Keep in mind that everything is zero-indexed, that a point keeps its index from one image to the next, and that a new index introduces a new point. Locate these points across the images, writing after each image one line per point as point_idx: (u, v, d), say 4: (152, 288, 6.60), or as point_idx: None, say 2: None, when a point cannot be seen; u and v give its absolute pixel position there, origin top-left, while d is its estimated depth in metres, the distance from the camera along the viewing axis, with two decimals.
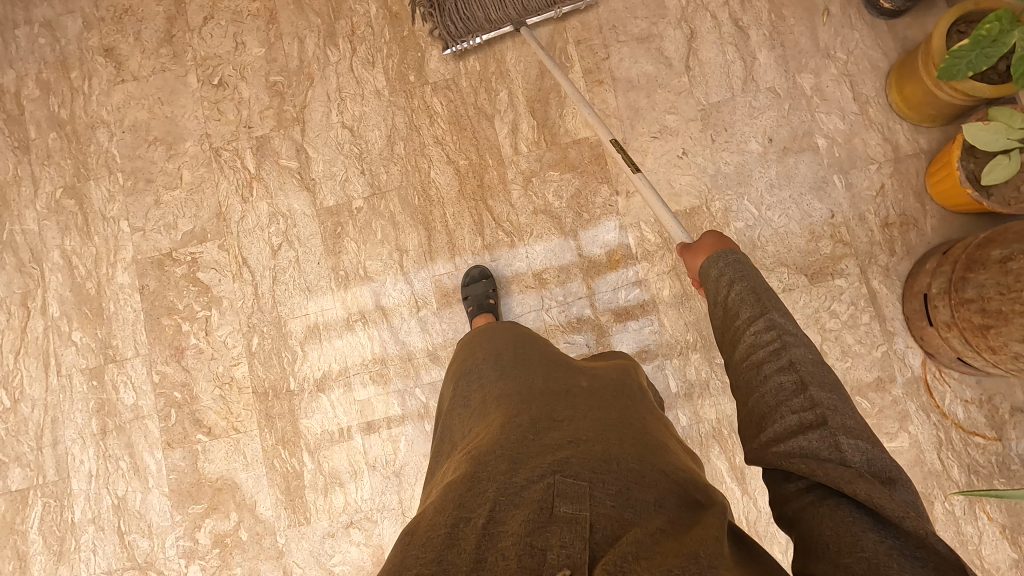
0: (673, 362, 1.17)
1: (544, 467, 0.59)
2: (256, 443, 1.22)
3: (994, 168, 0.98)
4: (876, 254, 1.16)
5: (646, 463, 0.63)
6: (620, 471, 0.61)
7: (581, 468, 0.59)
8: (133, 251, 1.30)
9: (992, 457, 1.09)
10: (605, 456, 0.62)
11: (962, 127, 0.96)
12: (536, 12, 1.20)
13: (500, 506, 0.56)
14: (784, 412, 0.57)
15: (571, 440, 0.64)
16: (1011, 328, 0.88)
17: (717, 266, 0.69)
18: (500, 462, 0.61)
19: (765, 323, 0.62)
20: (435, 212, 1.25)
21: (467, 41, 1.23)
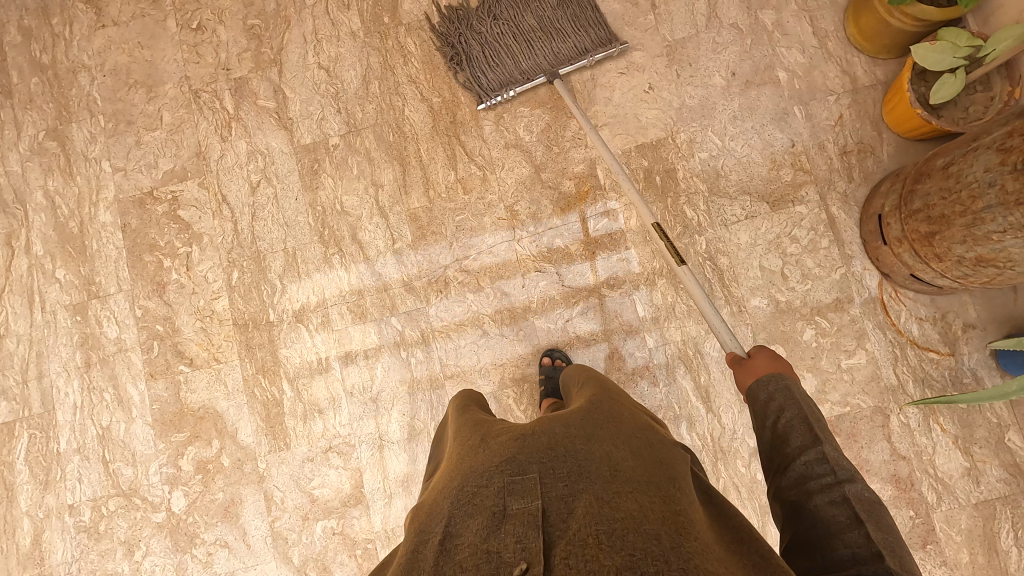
0: (641, 288, 1.21)
1: (492, 469, 0.60)
2: (237, 372, 1.26)
3: (943, 87, 1.01)
4: (835, 181, 1.19)
5: (595, 440, 0.63)
6: (569, 453, 0.61)
7: (529, 461, 0.60)
8: (115, 191, 1.33)
9: (945, 371, 1.13)
10: (551, 442, 0.63)
11: (911, 49, 1.00)
12: (567, 61, 1.22)
13: (456, 518, 0.56)
14: (836, 544, 0.55)
15: (519, 438, 0.65)
16: (952, 232, 0.92)
17: (765, 389, 0.70)
18: (456, 481, 0.62)
19: (817, 454, 0.62)
20: (410, 148, 1.28)
21: (500, 94, 1.23)
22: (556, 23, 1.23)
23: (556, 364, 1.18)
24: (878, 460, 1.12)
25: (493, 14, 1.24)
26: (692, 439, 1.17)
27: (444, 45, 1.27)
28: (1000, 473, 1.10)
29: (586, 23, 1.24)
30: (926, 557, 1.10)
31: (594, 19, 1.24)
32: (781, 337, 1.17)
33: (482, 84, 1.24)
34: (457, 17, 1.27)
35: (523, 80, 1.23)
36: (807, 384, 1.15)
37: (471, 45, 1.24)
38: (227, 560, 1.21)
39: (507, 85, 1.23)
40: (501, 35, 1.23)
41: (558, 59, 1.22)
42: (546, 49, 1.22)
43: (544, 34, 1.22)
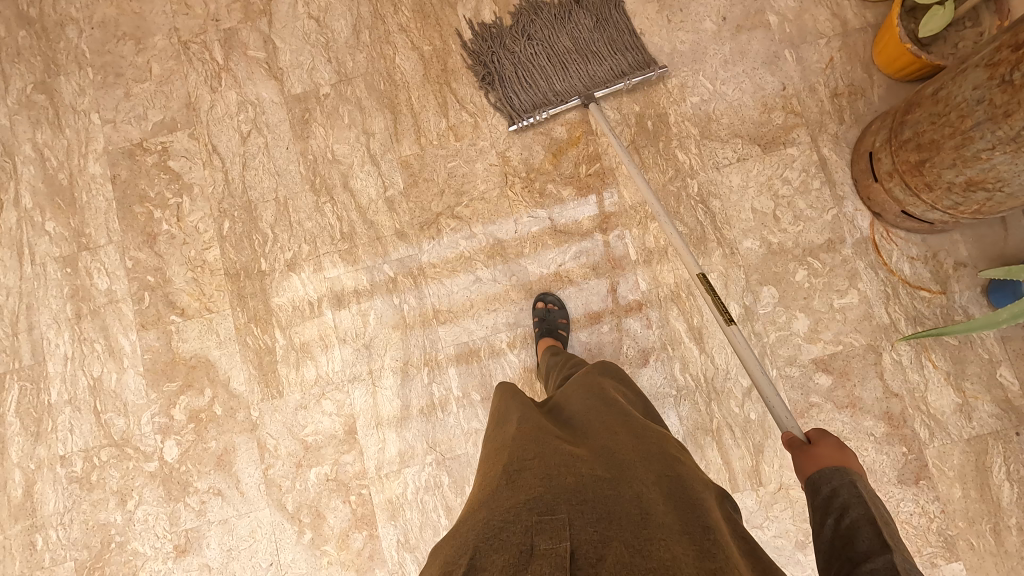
0: (633, 232, 1.21)
1: (518, 504, 0.59)
2: (229, 321, 1.25)
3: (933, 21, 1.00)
4: (826, 122, 1.19)
5: (624, 483, 0.63)
6: (597, 496, 0.60)
7: (558, 501, 0.59)
8: (104, 142, 1.32)
9: (937, 309, 1.13)
10: (578, 483, 0.61)
11: None
12: (604, 86, 1.19)
13: (481, 553, 0.55)
14: None
15: (543, 474, 0.63)
16: (941, 157, 0.92)
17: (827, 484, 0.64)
18: (478, 513, 0.61)
19: (884, 561, 0.54)
20: (401, 96, 1.28)
21: (533, 115, 1.20)
22: (592, 45, 1.21)
23: (550, 308, 1.18)
24: (870, 398, 1.12)
25: (527, 34, 1.23)
26: (685, 380, 1.17)
27: (476, 63, 1.25)
28: (991, 408, 1.10)
29: (624, 47, 1.22)
30: (919, 493, 1.10)
31: (633, 46, 1.22)
32: (774, 278, 1.17)
33: (515, 104, 1.22)
34: (491, 35, 1.25)
35: (558, 103, 1.20)
36: (799, 324, 1.15)
37: (504, 63, 1.23)
38: (221, 508, 1.20)
39: (541, 107, 1.20)
40: (535, 55, 1.21)
41: (595, 83, 1.19)
42: (581, 70, 1.20)
43: (579, 56, 1.20)
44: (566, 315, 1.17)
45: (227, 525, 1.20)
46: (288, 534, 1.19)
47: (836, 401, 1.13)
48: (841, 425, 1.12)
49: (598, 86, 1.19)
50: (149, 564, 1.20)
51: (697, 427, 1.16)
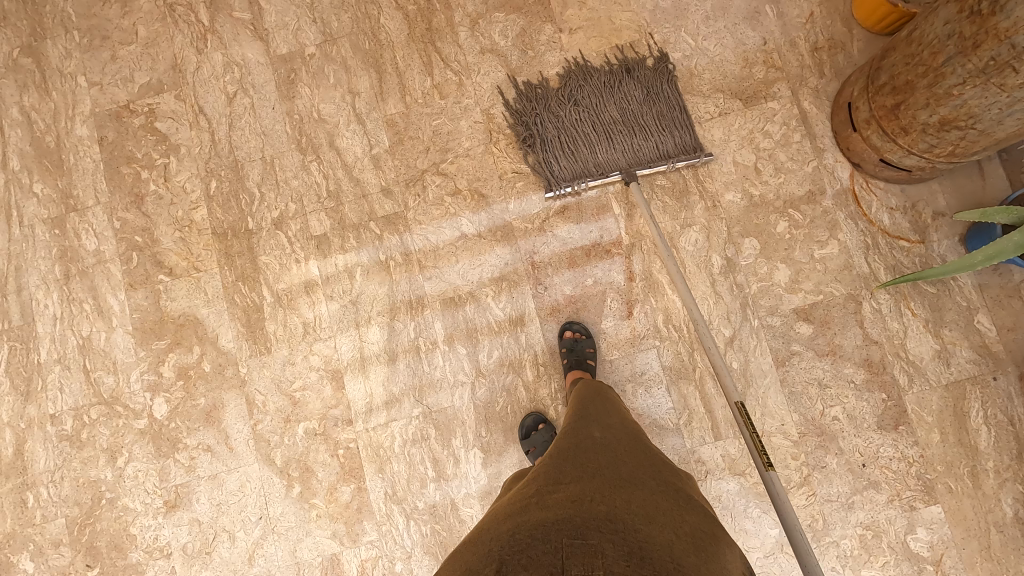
0: (616, 187, 1.22)
1: (548, 523, 0.63)
2: (217, 280, 1.25)
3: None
4: (806, 76, 1.21)
5: (655, 524, 0.66)
6: (628, 530, 0.63)
7: (590, 527, 0.62)
8: (91, 105, 1.33)
9: (916, 259, 1.15)
10: (610, 514, 0.65)
11: None
12: (646, 161, 1.18)
13: (510, 563, 0.59)
14: None
15: (577, 500, 0.67)
16: (916, 97, 0.93)
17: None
18: (510, 527, 0.65)
19: None
20: (386, 55, 1.29)
21: (572, 185, 1.19)
22: (639, 117, 1.20)
23: (577, 337, 1.16)
24: (851, 346, 1.13)
25: (574, 99, 1.22)
26: (669, 332, 1.18)
27: (518, 122, 1.24)
28: (970, 354, 1.11)
29: (672, 121, 1.21)
30: (899, 438, 1.11)
31: (681, 120, 1.21)
32: (756, 230, 1.18)
33: (554, 170, 1.21)
34: (535, 95, 1.24)
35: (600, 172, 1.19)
36: (780, 275, 1.16)
37: (547, 126, 1.22)
38: (210, 464, 1.21)
39: (581, 174, 1.19)
40: (580, 122, 1.21)
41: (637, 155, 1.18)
42: (627, 142, 1.19)
43: (624, 126, 1.20)
44: (594, 345, 1.16)
45: (217, 480, 1.20)
46: (277, 488, 1.19)
47: (817, 349, 1.14)
48: (822, 372, 1.13)
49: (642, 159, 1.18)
50: (140, 520, 1.21)
51: (680, 377, 1.17)
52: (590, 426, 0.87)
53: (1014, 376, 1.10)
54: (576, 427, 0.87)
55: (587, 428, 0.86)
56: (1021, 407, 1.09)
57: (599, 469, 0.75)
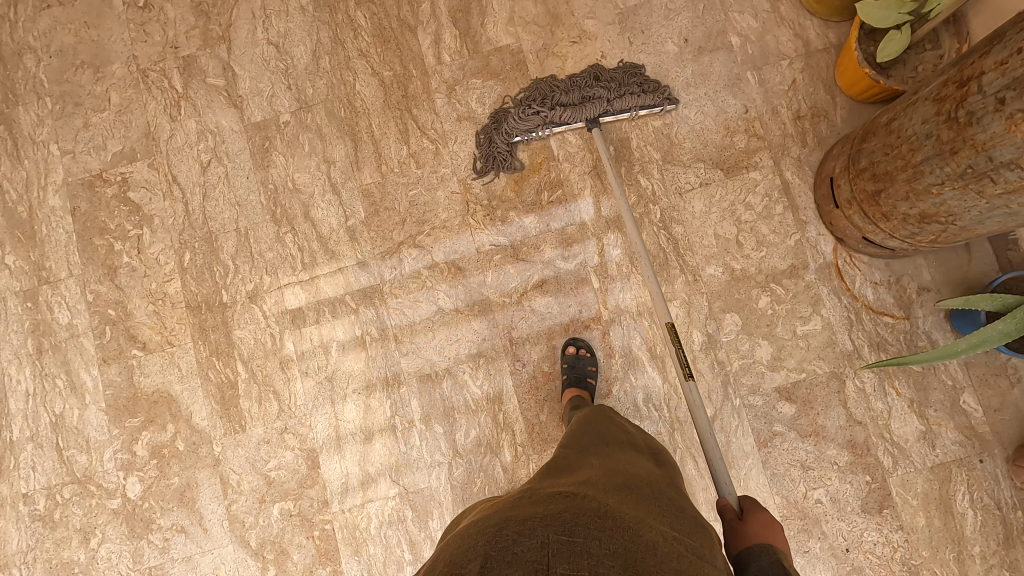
0: (595, 260, 1.20)
1: (536, 518, 0.61)
2: (191, 356, 1.24)
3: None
4: (789, 145, 1.18)
5: (645, 523, 0.63)
6: (616, 527, 0.61)
7: (577, 524, 0.60)
8: (63, 174, 1.31)
9: (900, 335, 1.12)
10: (601, 509, 0.63)
11: (884, 47, 1.00)
12: (610, 111, 1.17)
13: (495, 559, 0.57)
14: None
15: (569, 495, 0.65)
16: (895, 188, 0.91)
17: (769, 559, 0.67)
18: (498, 520, 0.64)
19: None
20: (361, 123, 1.26)
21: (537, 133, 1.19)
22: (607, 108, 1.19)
23: (579, 353, 1.15)
24: (834, 426, 1.11)
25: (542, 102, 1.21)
26: (649, 410, 1.16)
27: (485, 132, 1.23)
28: (955, 436, 1.09)
29: (637, 80, 1.20)
30: (883, 522, 1.08)
31: (646, 81, 1.19)
32: (737, 305, 1.15)
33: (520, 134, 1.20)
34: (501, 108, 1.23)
35: (561, 123, 1.18)
36: (762, 352, 1.14)
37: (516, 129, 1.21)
38: (185, 545, 1.19)
39: (541, 123, 1.19)
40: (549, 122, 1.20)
41: (599, 104, 1.17)
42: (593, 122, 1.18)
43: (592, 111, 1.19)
44: (595, 362, 1.14)
45: (191, 562, 1.19)
46: (251, 571, 1.17)
47: (800, 429, 1.12)
48: (804, 454, 1.11)
49: (603, 108, 1.17)
50: None
51: None
52: (588, 446, 0.83)
53: (1000, 459, 1.08)
54: (574, 445, 0.84)
55: (585, 447, 0.83)
56: (1008, 491, 1.07)
57: (595, 476, 0.72)
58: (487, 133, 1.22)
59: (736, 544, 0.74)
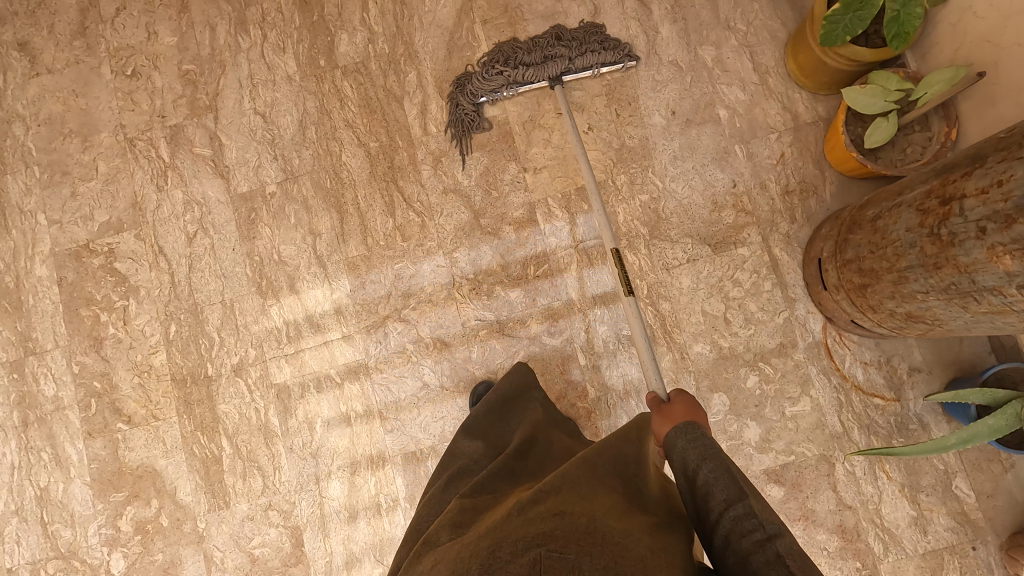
0: (582, 336, 1.19)
1: (527, 538, 0.57)
2: (176, 430, 1.23)
3: (930, 85, 0.94)
4: (778, 221, 1.17)
5: (634, 535, 0.60)
6: (606, 543, 0.58)
7: (568, 541, 0.57)
8: (50, 244, 1.31)
9: (891, 418, 1.10)
10: (589, 526, 0.59)
11: (871, 135, 0.99)
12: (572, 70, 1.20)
13: None
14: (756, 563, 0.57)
15: (557, 511, 0.61)
16: (881, 286, 0.89)
17: (683, 437, 0.72)
18: (486, 540, 0.60)
19: (744, 508, 0.61)
20: (347, 195, 1.26)
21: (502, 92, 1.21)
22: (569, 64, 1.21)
23: None
24: (824, 511, 1.09)
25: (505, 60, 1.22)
26: None
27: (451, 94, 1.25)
28: (947, 522, 1.07)
29: (597, 38, 1.22)
30: None
31: (606, 38, 1.21)
32: (725, 385, 1.14)
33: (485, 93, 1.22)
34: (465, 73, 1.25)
35: (525, 83, 1.21)
36: (750, 433, 1.12)
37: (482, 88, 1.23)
38: None
39: (506, 83, 1.21)
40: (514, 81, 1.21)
41: (562, 62, 1.19)
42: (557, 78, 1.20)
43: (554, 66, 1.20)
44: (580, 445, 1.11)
45: None
46: None
47: (789, 513, 1.10)
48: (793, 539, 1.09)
49: (566, 66, 1.19)
50: None
51: None
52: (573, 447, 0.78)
53: (994, 547, 1.06)
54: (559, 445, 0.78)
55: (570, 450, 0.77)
56: None
57: (579, 483, 0.68)
58: (452, 98, 1.24)
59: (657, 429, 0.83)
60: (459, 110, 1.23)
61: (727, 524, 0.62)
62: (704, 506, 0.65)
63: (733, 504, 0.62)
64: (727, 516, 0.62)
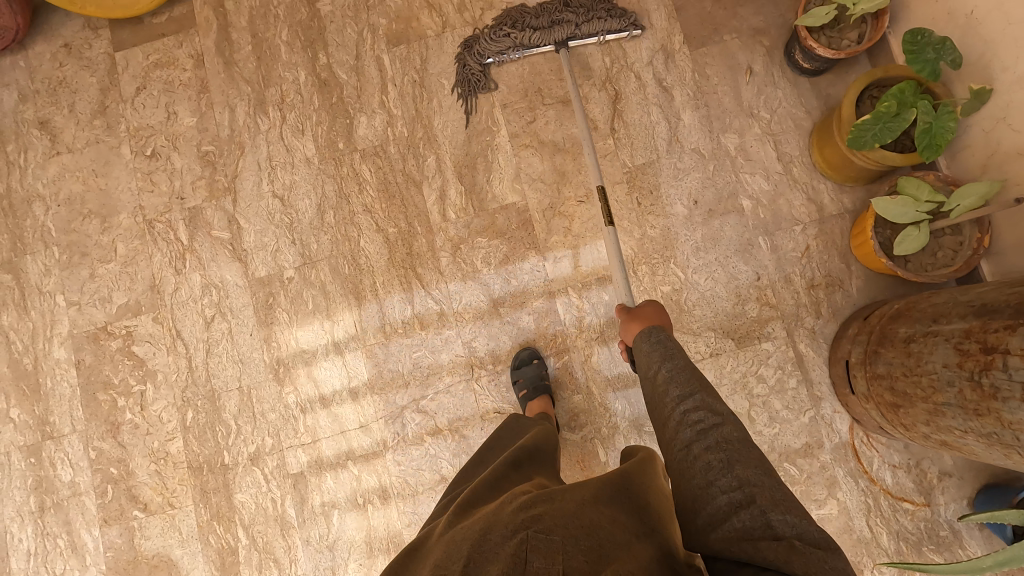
0: (602, 430, 1.17)
1: (517, 521, 0.60)
2: (192, 519, 1.22)
3: (963, 197, 0.91)
4: (802, 316, 1.15)
5: (619, 524, 0.62)
6: (591, 527, 0.60)
7: (555, 524, 0.59)
8: (69, 326, 1.31)
9: (921, 523, 1.07)
10: (576, 512, 0.62)
11: (900, 246, 0.96)
12: (577, 36, 1.22)
13: (476, 562, 0.56)
14: (715, 493, 0.61)
15: (545, 499, 0.64)
16: (915, 410, 0.87)
17: (648, 340, 0.82)
18: (480, 524, 0.62)
19: (691, 403, 0.70)
20: (366, 281, 1.25)
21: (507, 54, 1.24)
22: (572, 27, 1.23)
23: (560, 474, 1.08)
24: None
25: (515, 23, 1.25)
26: None
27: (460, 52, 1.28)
28: None
29: (604, 6, 1.23)
30: None
31: (613, 6, 1.23)
32: None
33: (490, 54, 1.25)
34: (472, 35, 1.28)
35: (531, 47, 1.24)
36: None
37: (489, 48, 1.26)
38: None
39: (512, 46, 1.24)
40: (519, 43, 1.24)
41: (567, 28, 1.21)
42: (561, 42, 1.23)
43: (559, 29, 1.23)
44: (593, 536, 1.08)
45: None
46: None
47: None
48: None
49: (572, 32, 1.22)
50: None
51: None
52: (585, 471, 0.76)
53: None
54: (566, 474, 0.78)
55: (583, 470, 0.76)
56: None
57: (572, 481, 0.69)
58: (460, 58, 1.27)
59: (626, 331, 0.95)
60: (462, 72, 1.27)
61: (677, 420, 0.70)
62: (661, 400, 0.74)
63: (686, 400, 0.71)
64: (678, 410, 0.70)
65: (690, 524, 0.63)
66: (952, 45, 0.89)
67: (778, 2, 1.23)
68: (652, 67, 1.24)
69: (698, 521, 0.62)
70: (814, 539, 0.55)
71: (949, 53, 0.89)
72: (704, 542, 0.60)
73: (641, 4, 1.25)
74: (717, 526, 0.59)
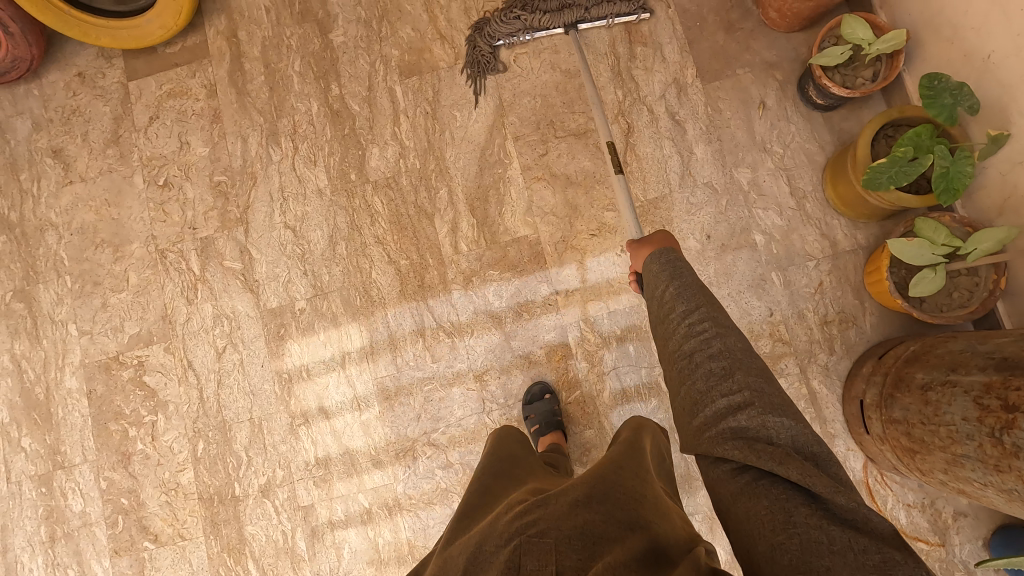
0: None
1: (511, 528, 0.61)
2: (202, 550, 1.22)
3: (981, 241, 0.91)
4: (815, 352, 1.15)
5: (614, 518, 0.62)
6: (585, 526, 0.60)
7: (547, 526, 0.60)
8: (81, 355, 1.31)
9: (936, 564, 1.07)
10: (569, 511, 0.62)
11: (916, 288, 0.96)
12: (587, 18, 1.23)
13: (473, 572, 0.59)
14: (714, 396, 0.61)
15: (539, 501, 0.64)
16: (932, 457, 0.86)
17: (659, 261, 0.76)
18: (478, 535, 0.64)
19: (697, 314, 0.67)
20: (377, 313, 1.25)
21: (517, 37, 1.26)
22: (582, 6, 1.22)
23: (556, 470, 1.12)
24: None
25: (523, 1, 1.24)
26: None
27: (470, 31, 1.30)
28: None
29: None
30: None
31: None
32: None
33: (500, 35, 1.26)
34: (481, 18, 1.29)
35: (540, 29, 1.24)
36: None
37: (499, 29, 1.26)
38: None
39: (522, 28, 1.24)
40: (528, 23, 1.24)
41: (577, 11, 1.22)
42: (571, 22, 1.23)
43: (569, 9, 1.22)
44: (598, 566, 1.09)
45: None
46: None
47: None
48: None
49: (580, 15, 1.22)
50: None
51: None
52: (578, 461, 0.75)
53: None
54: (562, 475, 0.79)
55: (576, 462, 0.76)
56: None
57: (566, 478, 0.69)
58: (471, 39, 1.29)
59: (636, 258, 0.89)
60: (472, 56, 1.29)
61: (683, 334, 0.67)
62: (664, 317, 0.71)
63: (691, 314, 0.68)
64: (683, 323, 0.68)
65: (683, 434, 0.64)
66: (968, 91, 0.89)
67: (791, 36, 1.23)
68: (665, 100, 1.24)
69: (691, 425, 0.62)
70: (804, 446, 0.58)
71: (965, 99, 0.89)
72: (695, 444, 0.61)
73: (654, 38, 1.26)
74: (711, 426, 0.60)
